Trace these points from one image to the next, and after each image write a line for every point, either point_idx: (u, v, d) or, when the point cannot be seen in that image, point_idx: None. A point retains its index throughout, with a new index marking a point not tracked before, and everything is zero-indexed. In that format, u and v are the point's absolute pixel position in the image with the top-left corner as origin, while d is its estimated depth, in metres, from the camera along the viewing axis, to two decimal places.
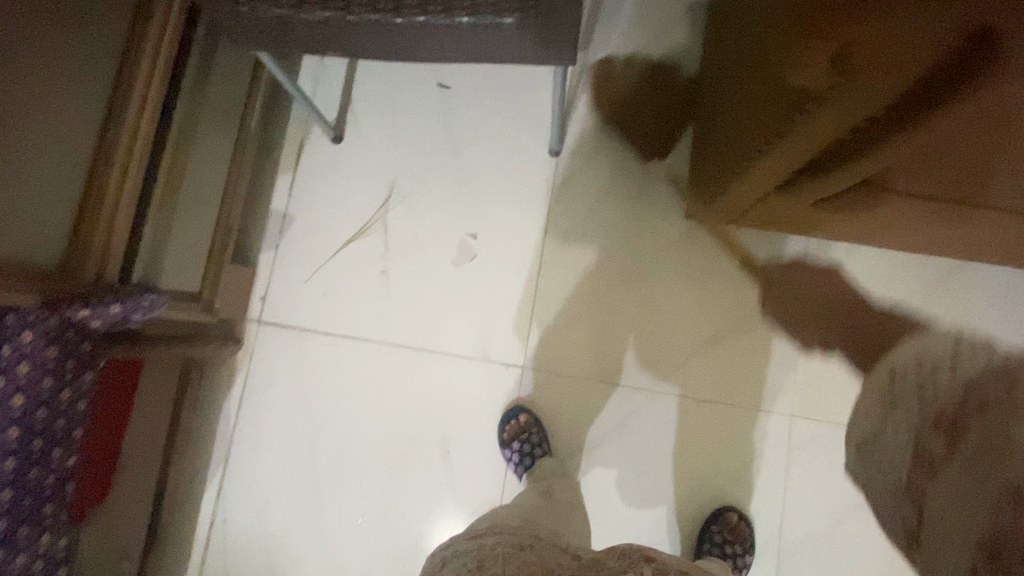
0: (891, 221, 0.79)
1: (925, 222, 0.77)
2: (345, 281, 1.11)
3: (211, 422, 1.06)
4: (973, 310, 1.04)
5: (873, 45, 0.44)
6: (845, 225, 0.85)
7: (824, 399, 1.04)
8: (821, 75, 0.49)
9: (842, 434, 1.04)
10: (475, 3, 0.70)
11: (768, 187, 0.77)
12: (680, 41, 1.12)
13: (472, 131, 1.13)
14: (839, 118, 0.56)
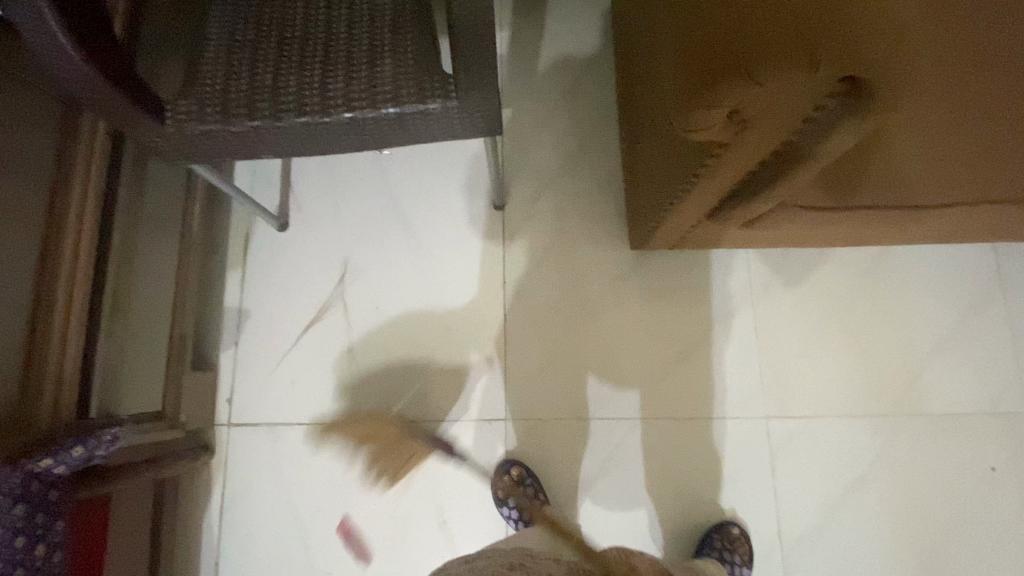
0: (811, 228, 0.86)
1: (840, 226, 0.85)
2: (311, 366, 1.09)
3: (194, 539, 1.01)
4: (901, 290, 1.13)
5: (759, 99, 0.51)
6: (772, 237, 0.92)
7: (792, 396, 1.09)
8: (722, 129, 0.55)
9: (816, 426, 1.09)
10: (397, 92, 0.73)
11: (698, 217, 0.83)
12: (597, 86, 1.20)
13: (416, 197, 1.16)
14: (744, 157, 0.62)
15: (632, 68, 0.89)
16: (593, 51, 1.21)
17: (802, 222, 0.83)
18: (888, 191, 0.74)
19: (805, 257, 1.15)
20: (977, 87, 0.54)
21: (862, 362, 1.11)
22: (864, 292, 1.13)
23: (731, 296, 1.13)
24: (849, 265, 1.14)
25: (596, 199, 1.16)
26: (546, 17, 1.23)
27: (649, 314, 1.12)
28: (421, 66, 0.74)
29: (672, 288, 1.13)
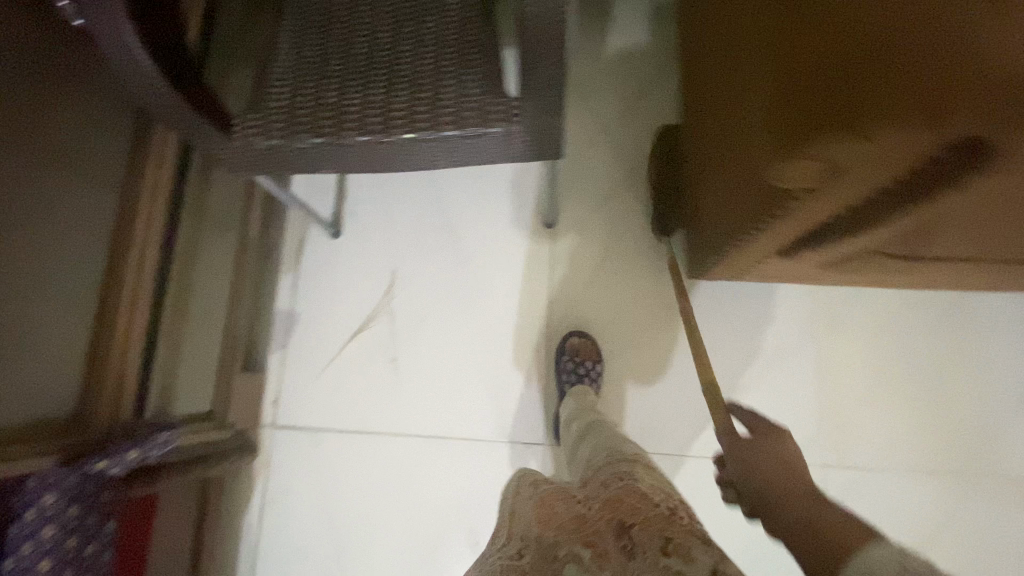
0: (889, 277, 0.81)
1: (923, 276, 0.79)
2: (354, 374, 1.10)
3: (234, 537, 1.03)
4: (986, 339, 1.04)
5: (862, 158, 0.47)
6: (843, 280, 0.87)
7: (854, 445, 1.02)
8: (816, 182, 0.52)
9: (881, 481, 1.01)
10: (459, 113, 0.72)
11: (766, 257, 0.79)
12: (659, 104, 1.16)
13: (466, 211, 1.15)
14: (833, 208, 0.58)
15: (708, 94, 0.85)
16: (657, 68, 1.17)
17: (882, 270, 0.77)
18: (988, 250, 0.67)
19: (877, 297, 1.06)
20: None
21: (935, 416, 1.01)
22: (942, 339, 1.04)
23: (790, 334, 1.06)
24: (927, 309, 1.05)
25: (651, 223, 1.12)
26: (610, 30, 1.19)
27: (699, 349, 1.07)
28: (486, 88, 0.72)
29: (723, 324, 1.07)
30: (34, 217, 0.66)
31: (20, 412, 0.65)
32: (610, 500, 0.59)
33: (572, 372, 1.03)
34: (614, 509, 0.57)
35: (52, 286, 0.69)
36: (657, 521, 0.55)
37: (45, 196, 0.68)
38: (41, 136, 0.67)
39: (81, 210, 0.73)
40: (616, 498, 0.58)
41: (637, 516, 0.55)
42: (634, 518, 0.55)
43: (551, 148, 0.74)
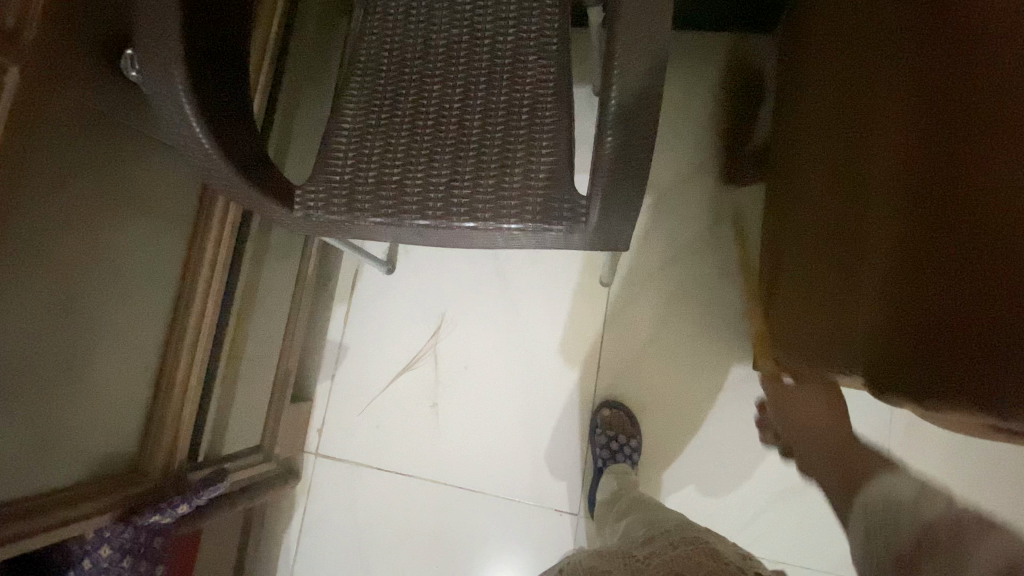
0: None
1: None
2: (396, 413, 1.11)
3: (272, 557, 1.08)
4: None
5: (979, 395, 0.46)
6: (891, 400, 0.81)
7: None
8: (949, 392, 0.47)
9: None
10: (523, 207, 0.68)
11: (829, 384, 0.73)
12: (741, 166, 1.08)
13: (522, 259, 1.11)
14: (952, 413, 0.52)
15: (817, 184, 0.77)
16: (743, 126, 1.08)
17: None
18: None
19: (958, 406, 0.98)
20: None
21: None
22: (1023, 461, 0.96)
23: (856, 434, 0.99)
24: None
25: (717, 295, 1.05)
26: (697, 78, 1.10)
27: (753, 439, 1.01)
28: (555, 183, 0.68)
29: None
30: (99, 285, 0.69)
31: (80, 466, 0.70)
32: (673, 552, 0.67)
33: (605, 447, 1.00)
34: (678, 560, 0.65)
35: (113, 347, 0.72)
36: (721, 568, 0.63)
37: (111, 262, 0.70)
38: (107, 204, 0.68)
39: (148, 269, 0.75)
40: (683, 552, 0.66)
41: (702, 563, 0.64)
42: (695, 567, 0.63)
43: (617, 249, 0.69)
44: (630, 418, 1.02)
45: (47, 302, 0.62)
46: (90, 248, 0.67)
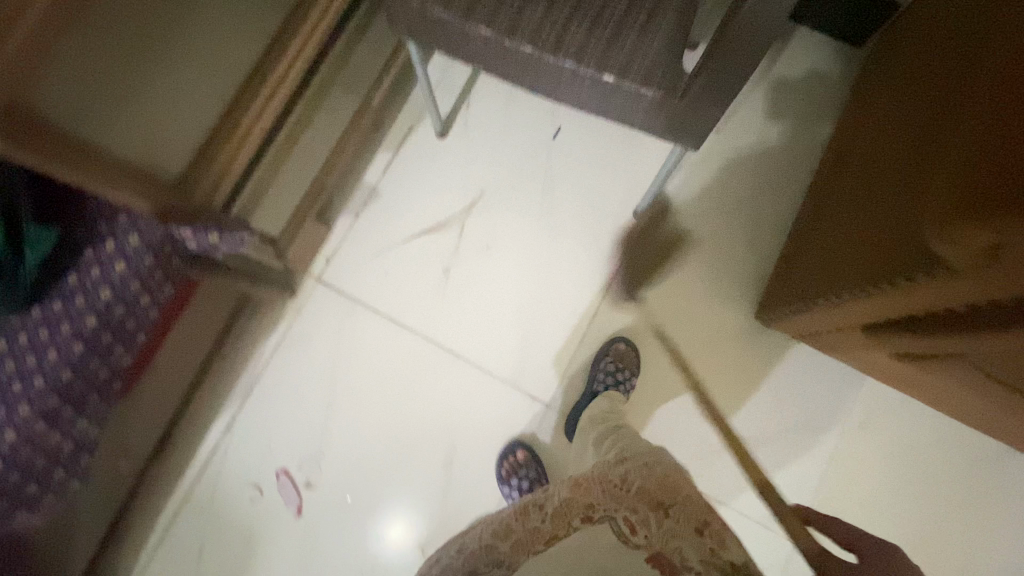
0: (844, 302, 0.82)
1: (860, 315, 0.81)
2: (407, 265, 1.14)
3: (245, 358, 1.09)
4: (995, 497, 1.06)
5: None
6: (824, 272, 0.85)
7: None
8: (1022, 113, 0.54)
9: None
10: (630, 62, 0.72)
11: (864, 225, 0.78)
12: (793, 153, 1.15)
13: (570, 167, 1.15)
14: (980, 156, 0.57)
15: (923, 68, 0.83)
16: (805, 120, 1.16)
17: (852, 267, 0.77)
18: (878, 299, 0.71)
19: (914, 417, 1.07)
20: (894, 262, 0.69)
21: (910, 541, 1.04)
22: (953, 478, 1.05)
23: (816, 415, 1.07)
24: (952, 448, 1.07)
25: (736, 255, 1.11)
26: (776, 64, 1.18)
27: (723, 392, 1.08)
28: (666, 54, 0.72)
29: (754, 381, 1.08)
30: None
31: (138, 150, 0.68)
32: (652, 481, 0.67)
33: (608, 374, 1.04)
34: (657, 486, 0.66)
35: (203, 46, 0.71)
36: (702, 502, 0.65)
37: None
38: None
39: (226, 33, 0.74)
40: (664, 480, 0.67)
41: (685, 500, 0.65)
42: (678, 500, 0.65)
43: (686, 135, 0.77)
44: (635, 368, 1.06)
45: (101, 69, 0.58)
46: (161, 22, 0.63)
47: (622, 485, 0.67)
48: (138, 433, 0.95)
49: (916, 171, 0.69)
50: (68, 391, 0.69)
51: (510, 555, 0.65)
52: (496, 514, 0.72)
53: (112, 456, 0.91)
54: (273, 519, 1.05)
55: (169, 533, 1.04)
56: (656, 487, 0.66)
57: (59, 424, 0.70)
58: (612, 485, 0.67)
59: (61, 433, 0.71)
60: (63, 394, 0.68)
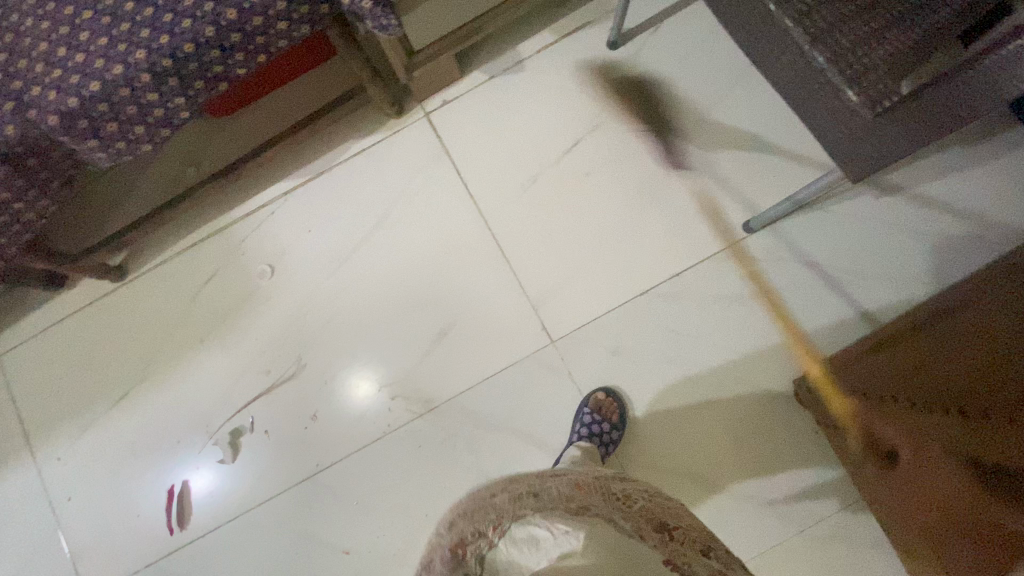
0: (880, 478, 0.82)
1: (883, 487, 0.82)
2: (508, 147, 1.10)
3: (331, 146, 1.13)
4: None
5: None
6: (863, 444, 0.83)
7: None
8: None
9: None
10: (849, 53, 0.65)
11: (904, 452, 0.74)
12: (938, 259, 1.00)
13: (714, 145, 1.04)
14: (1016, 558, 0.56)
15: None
16: (973, 234, 1.00)
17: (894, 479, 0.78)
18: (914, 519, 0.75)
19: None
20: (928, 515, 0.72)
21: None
22: None
23: (797, 514, 0.97)
24: None
25: (816, 320, 1.01)
26: (978, 165, 1.02)
27: (720, 437, 1.01)
28: (887, 64, 0.64)
29: (755, 444, 1.00)
30: None
31: None
32: (652, 502, 0.63)
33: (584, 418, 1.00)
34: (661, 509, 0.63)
35: None
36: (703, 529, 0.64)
37: None
38: None
39: None
40: (663, 504, 0.64)
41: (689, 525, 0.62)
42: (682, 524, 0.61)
43: None
44: (619, 412, 1.01)
45: None
46: None
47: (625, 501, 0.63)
48: (217, 145, 1.11)
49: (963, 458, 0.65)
50: (183, 63, 0.73)
51: (500, 518, 0.59)
52: (477, 488, 0.69)
53: (194, 144, 1.11)
54: (274, 287, 1.11)
55: (194, 248, 1.13)
56: (659, 509, 0.63)
57: (162, 87, 0.74)
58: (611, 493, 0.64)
59: (158, 96, 0.75)
60: (178, 63, 0.72)
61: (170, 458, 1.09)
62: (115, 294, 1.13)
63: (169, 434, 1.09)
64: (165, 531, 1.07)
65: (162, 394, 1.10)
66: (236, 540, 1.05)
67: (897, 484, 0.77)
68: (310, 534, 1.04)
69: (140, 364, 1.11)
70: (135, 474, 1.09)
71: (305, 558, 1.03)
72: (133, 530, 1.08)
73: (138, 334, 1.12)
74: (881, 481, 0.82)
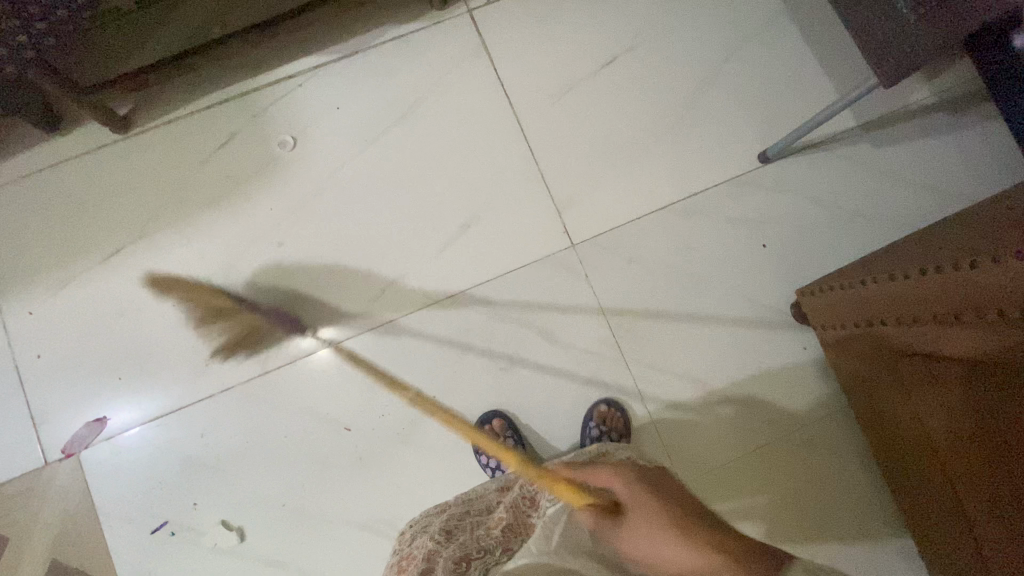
0: (886, 424, 0.92)
1: (890, 431, 0.91)
2: (546, 55, 1.13)
3: (367, 27, 1.11)
4: None
5: None
6: (873, 396, 0.92)
7: (722, 497, 1.04)
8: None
9: None
10: None
11: (904, 400, 0.84)
12: (919, 200, 1.11)
13: (738, 80, 1.12)
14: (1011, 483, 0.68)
15: (991, 209, 0.77)
16: (950, 180, 1.12)
17: (901, 428, 0.87)
18: (923, 459, 0.85)
19: (857, 478, 1.05)
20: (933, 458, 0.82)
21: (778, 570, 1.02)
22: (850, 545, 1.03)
23: (778, 416, 1.06)
24: (871, 525, 1.04)
25: (812, 246, 1.10)
26: (964, 129, 1.13)
27: (717, 344, 1.07)
28: None
29: (739, 357, 1.07)
30: None
31: None
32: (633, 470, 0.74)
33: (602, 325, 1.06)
34: (638, 477, 0.75)
35: None
36: None
37: None
38: None
39: None
40: (640, 474, 0.78)
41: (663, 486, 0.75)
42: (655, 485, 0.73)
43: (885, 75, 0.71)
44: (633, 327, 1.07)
45: None
46: None
47: (604, 467, 0.74)
48: None
49: (945, 413, 0.75)
50: None
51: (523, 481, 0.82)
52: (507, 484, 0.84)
53: None
54: (294, 158, 1.08)
55: (211, 110, 1.08)
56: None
57: None
58: (593, 464, 0.73)
59: None
60: None
61: (159, 324, 1.03)
62: (118, 147, 1.07)
63: (163, 296, 1.04)
64: (151, 395, 1.02)
65: (160, 255, 1.05)
66: (230, 409, 1.01)
67: (903, 429, 0.87)
68: (311, 409, 1.02)
69: (138, 221, 1.05)
70: (122, 336, 1.03)
71: (303, 433, 1.01)
72: (114, 394, 1.02)
73: (140, 191, 1.06)
74: (888, 431, 0.92)
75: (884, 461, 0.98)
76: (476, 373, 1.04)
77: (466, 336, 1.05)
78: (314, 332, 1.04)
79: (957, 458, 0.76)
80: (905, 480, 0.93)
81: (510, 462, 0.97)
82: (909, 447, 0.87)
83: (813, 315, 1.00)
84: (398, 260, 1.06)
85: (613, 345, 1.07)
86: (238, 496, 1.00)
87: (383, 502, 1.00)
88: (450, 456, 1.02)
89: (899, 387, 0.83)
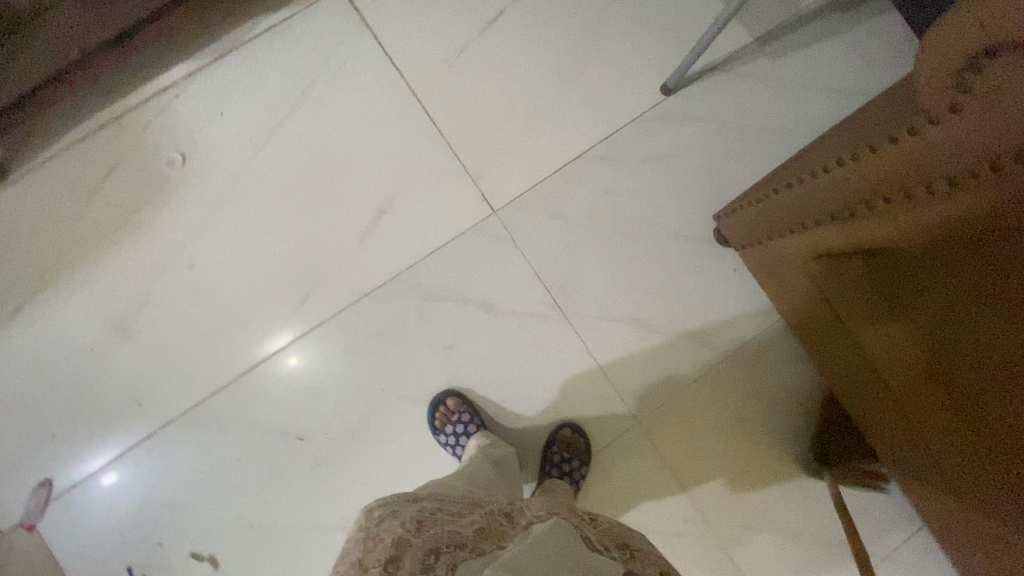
0: (828, 332, 0.90)
1: (834, 339, 0.90)
2: (430, 21, 1.08)
3: (237, 23, 1.05)
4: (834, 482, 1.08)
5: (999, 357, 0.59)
6: (813, 307, 0.90)
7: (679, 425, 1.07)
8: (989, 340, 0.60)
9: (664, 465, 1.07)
10: None
11: (838, 304, 0.80)
12: (822, 102, 1.13)
13: (628, 14, 1.10)
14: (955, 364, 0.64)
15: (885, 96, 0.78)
16: (848, 76, 1.13)
17: (842, 333, 0.85)
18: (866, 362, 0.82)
19: (802, 382, 1.10)
20: (871, 360, 0.79)
21: (743, 480, 1.07)
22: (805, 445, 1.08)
23: (720, 339, 1.09)
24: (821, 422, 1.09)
25: (727, 168, 1.11)
26: (856, 25, 1.13)
27: (651, 282, 1.09)
28: None
29: (675, 291, 1.09)
30: None
31: None
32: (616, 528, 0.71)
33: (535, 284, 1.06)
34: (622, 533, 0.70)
35: None
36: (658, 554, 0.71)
37: None
38: None
39: None
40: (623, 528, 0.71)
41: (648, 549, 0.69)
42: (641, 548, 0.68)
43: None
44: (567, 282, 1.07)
45: None
46: None
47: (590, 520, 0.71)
48: None
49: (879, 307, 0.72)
50: None
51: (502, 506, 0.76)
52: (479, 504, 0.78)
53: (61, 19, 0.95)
54: (187, 174, 1.02)
55: (87, 139, 1.01)
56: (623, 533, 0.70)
57: None
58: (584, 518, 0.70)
59: None
60: None
61: (84, 373, 0.99)
62: None
63: (82, 343, 0.99)
64: (93, 446, 0.98)
65: (67, 303, 0.99)
66: (176, 442, 0.99)
67: (846, 335, 0.85)
68: (259, 426, 1.00)
69: (34, 269, 0.99)
70: (46, 391, 0.98)
71: (258, 451, 1.00)
72: (53, 453, 0.98)
73: (29, 238, 0.99)
74: (832, 338, 0.90)
75: (829, 368, 0.99)
76: (420, 357, 1.03)
77: (404, 322, 1.03)
78: (268, 336, 1.01)
79: (893, 355, 0.72)
80: (855, 387, 0.92)
81: (469, 436, 0.98)
82: (853, 352, 0.85)
83: (738, 236, 1.00)
84: (318, 259, 1.04)
85: (552, 303, 1.07)
86: (205, 526, 0.98)
87: (351, 500, 1.00)
88: (409, 443, 1.02)
89: (833, 290, 0.80)
